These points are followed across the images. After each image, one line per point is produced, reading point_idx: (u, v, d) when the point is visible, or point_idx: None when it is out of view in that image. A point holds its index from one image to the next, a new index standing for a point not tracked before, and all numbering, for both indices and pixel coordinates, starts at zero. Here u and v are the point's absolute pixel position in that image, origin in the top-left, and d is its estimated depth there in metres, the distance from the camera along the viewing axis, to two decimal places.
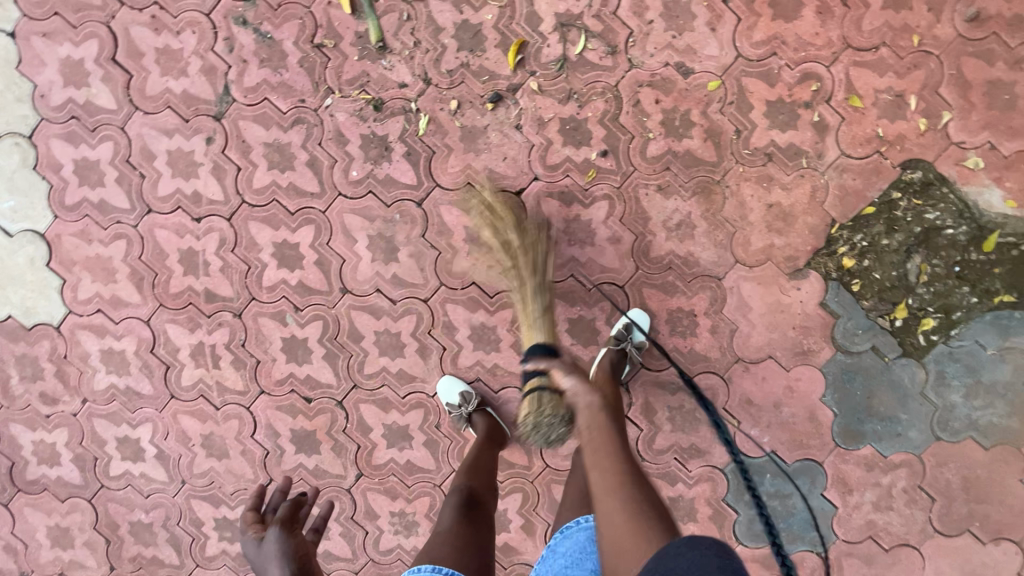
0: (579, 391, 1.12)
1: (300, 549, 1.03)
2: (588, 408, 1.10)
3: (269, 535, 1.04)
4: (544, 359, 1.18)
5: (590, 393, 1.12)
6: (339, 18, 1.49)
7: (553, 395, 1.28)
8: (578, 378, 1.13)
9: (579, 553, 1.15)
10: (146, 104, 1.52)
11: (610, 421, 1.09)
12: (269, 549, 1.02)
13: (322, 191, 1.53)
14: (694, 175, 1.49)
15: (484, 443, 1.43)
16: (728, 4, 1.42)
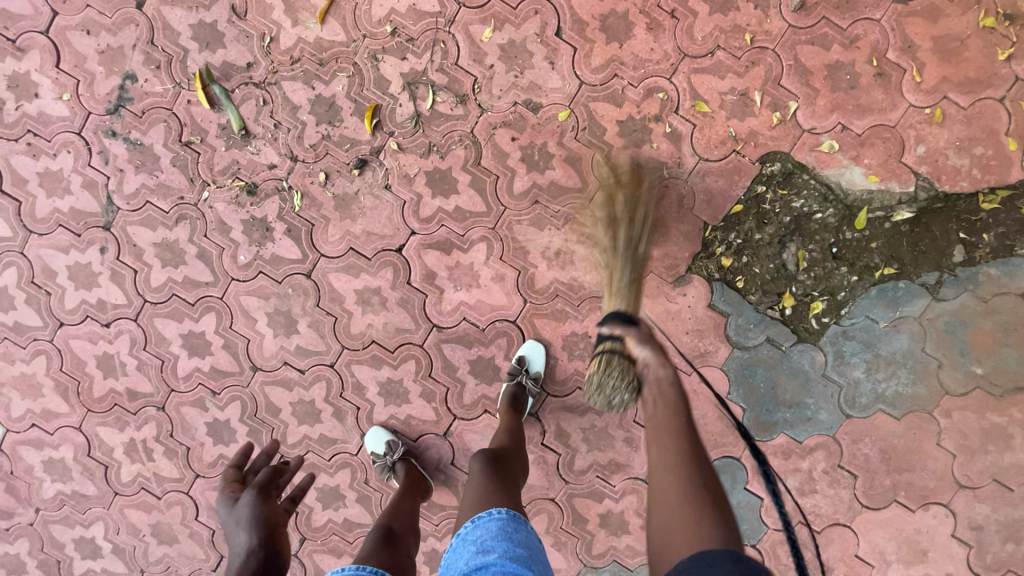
0: (650, 363, 1.12)
1: (271, 516, 1.19)
2: (660, 379, 1.10)
3: (244, 498, 1.20)
4: (619, 328, 1.19)
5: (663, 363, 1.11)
6: (200, 114, 1.55)
7: (624, 357, 1.20)
8: (652, 348, 1.14)
9: (489, 541, 1.06)
10: (39, 226, 1.60)
11: (682, 396, 1.07)
12: (243, 510, 1.17)
13: (216, 279, 1.60)
14: (563, 204, 1.53)
15: (405, 490, 1.45)
16: (562, 36, 1.45)
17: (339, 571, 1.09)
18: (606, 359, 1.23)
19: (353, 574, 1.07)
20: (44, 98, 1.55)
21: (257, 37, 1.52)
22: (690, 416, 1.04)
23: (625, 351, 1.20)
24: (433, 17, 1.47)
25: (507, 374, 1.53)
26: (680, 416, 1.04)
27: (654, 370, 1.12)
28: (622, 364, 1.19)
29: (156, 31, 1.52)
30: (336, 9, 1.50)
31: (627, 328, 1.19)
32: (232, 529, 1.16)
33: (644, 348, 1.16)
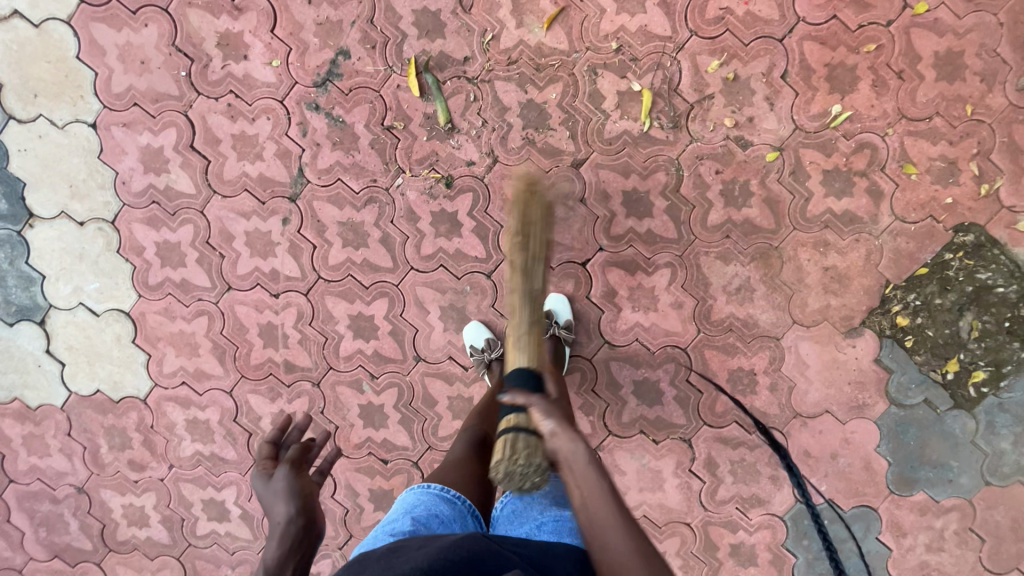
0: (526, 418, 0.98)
1: (310, 487, 1.01)
2: (570, 458, 0.91)
3: (280, 472, 1.01)
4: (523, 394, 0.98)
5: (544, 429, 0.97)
6: (407, 100, 1.54)
7: (529, 435, 0.99)
8: (557, 417, 0.95)
9: (563, 497, 1.10)
10: (224, 188, 1.58)
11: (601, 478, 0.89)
12: (279, 484, 0.99)
13: (395, 266, 1.60)
14: (753, 242, 1.56)
15: (501, 385, 1.46)
16: (786, 79, 1.47)
17: (427, 489, 1.12)
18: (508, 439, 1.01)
19: (440, 497, 1.09)
20: (253, 61, 1.52)
21: (479, 33, 1.52)
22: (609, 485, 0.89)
23: (529, 425, 1.01)
24: (662, 41, 1.47)
25: (538, 326, 1.55)
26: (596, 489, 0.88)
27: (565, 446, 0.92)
28: (528, 441, 0.99)
29: (379, 11, 1.51)
30: (564, 17, 1.50)
31: (529, 395, 1.00)
32: (268, 504, 0.98)
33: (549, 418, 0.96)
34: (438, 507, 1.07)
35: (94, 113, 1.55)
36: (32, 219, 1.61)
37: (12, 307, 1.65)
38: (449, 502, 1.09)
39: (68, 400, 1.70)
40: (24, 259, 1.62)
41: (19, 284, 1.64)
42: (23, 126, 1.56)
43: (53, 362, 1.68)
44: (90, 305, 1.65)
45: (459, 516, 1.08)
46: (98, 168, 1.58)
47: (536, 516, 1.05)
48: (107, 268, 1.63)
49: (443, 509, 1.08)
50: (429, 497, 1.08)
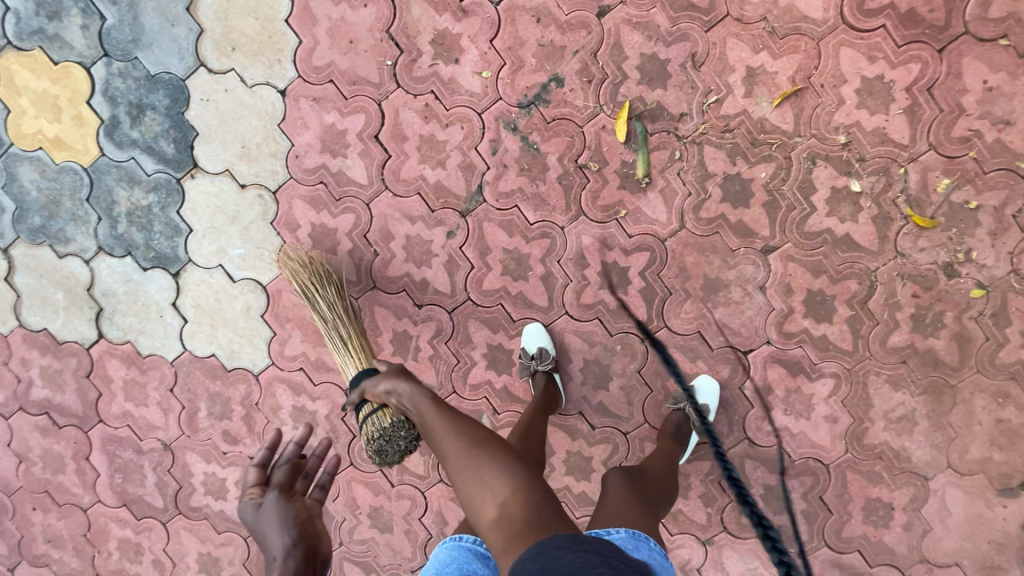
0: (400, 396, 1.16)
1: (303, 510, 1.01)
2: (416, 404, 1.13)
3: (270, 497, 1.02)
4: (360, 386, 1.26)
5: (415, 390, 1.14)
6: (609, 143, 1.47)
7: (377, 407, 1.28)
8: (393, 373, 1.21)
9: None
10: (398, 187, 1.52)
11: (437, 407, 1.10)
12: (267, 514, 0.99)
13: (550, 307, 1.53)
14: (929, 374, 1.47)
15: (536, 410, 1.41)
16: (1017, 218, 1.37)
17: (458, 544, 1.09)
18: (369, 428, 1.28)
19: (471, 554, 1.07)
20: (464, 67, 1.46)
21: (702, 92, 1.43)
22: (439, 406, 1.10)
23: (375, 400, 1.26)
24: (896, 147, 1.39)
25: (669, 399, 1.50)
26: (444, 433, 1.05)
27: (413, 408, 1.12)
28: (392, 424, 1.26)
29: (605, 46, 1.43)
30: (798, 97, 1.41)
31: (380, 379, 1.22)
32: (261, 534, 0.97)
33: (387, 382, 1.20)
34: (470, 566, 1.05)
35: (287, 80, 1.49)
36: (195, 170, 1.55)
37: (151, 253, 1.60)
38: (482, 558, 1.07)
39: (180, 357, 1.65)
40: (175, 208, 1.57)
41: (164, 231, 1.59)
42: (212, 76, 1.50)
43: (176, 317, 1.63)
44: (229, 269, 1.59)
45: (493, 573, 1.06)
46: (275, 136, 1.52)
47: None
48: (256, 237, 1.57)
49: (476, 568, 1.06)
50: (460, 555, 1.06)
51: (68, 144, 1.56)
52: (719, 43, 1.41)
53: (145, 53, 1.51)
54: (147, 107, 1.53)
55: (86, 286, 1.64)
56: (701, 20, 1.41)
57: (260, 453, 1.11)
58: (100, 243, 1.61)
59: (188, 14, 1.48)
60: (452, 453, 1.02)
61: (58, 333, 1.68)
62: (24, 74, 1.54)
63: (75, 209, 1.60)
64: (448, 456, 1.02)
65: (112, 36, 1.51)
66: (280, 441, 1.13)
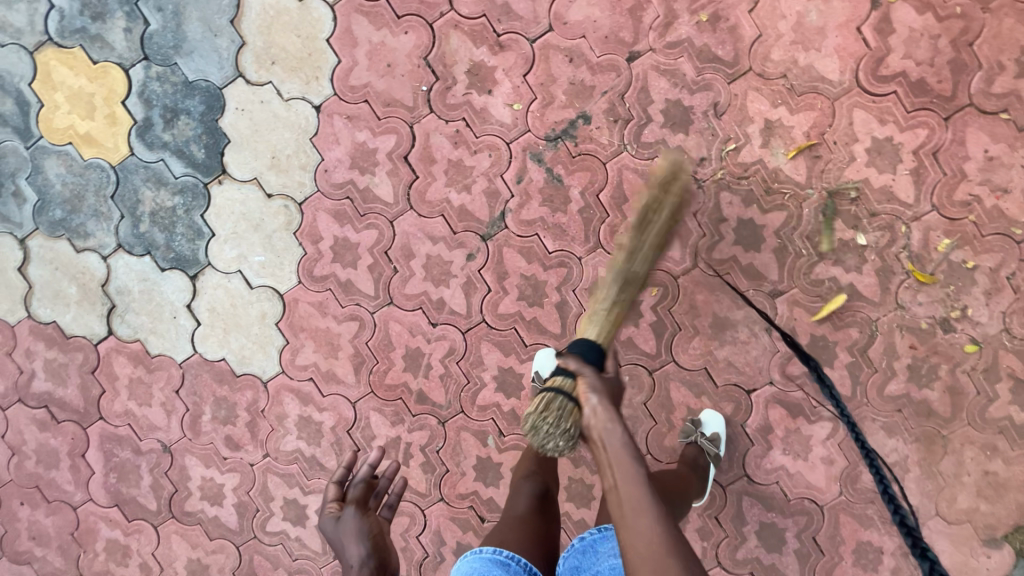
0: (598, 417, 1.03)
1: (375, 527, 1.09)
2: (608, 439, 1.02)
3: (347, 513, 1.09)
4: (573, 362, 1.10)
5: (613, 421, 1.02)
6: (630, 181, 1.53)
7: (568, 401, 1.06)
8: (603, 398, 1.05)
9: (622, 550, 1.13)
10: (422, 207, 1.56)
11: (634, 460, 1.00)
12: (346, 528, 1.07)
13: (562, 334, 1.57)
14: (922, 424, 1.52)
15: None
16: (1011, 280, 1.45)
17: (478, 554, 1.11)
18: (546, 399, 1.08)
19: (491, 562, 1.09)
20: (496, 98, 1.51)
21: (722, 140, 1.50)
22: (642, 464, 1.00)
23: (573, 394, 1.08)
24: (901, 205, 1.46)
25: (680, 433, 1.55)
26: (631, 486, 0.97)
27: (601, 427, 1.02)
28: (566, 407, 1.06)
29: (633, 89, 1.50)
30: (811, 152, 1.48)
31: (581, 367, 1.10)
32: (339, 544, 1.06)
33: (593, 395, 1.05)
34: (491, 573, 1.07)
35: (323, 97, 1.54)
36: (223, 176, 1.58)
37: (171, 254, 1.61)
38: (502, 564, 1.08)
39: (189, 359, 1.65)
40: (200, 212, 1.59)
41: (186, 234, 1.60)
42: (249, 87, 1.54)
43: (189, 319, 1.63)
44: (247, 275, 1.61)
45: None
46: (305, 149, 1.56)
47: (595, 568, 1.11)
48: (278, 246, 1.59)
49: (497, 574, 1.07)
50: (480, 564, 1.08)
51: (98, 141, 1.58)
52: (740, 95, 1.49)
53: (185, 60, 1.54)
54: (181, 112, 1.56)
55: (100, 282, 1.64)
56: (725, 72, 1.48)
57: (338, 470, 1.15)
58: (120, 241, 1.62)
59: (232, 27, 1.52)
60: (629, 495, 0.97)
61: (67, 327, 1.67)
62: (62, 71, 1.57)
63: (99, 205, 1.61)
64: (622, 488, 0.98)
65: (154, 41, 1.54)
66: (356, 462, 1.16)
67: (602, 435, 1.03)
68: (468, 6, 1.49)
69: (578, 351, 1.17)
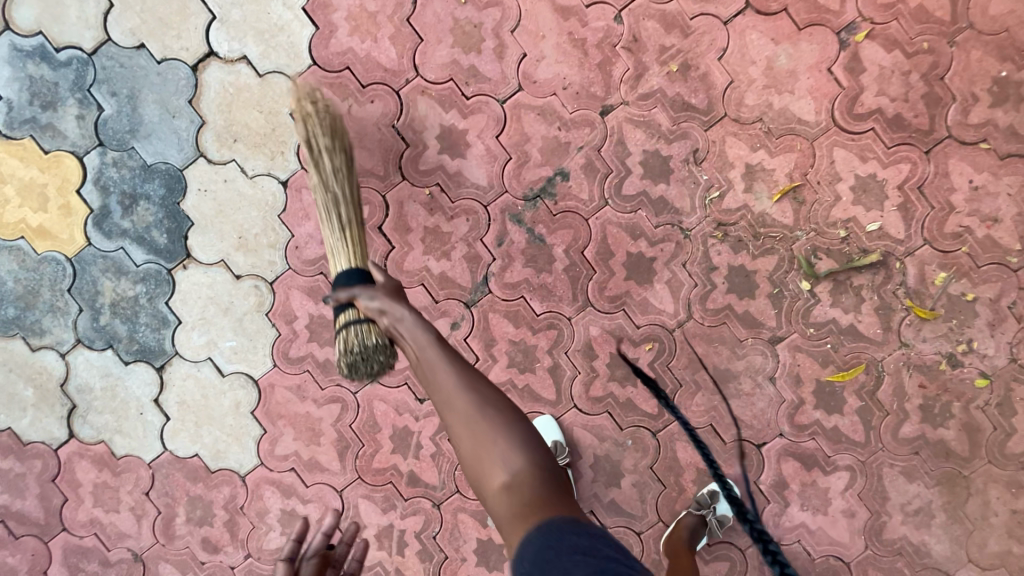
0: (405, 319, 1.05)
1: None
2: (399, 324, 1.05)
3: None
4: (344, 291, 1.09)
5: (396, 303, 1.06)
6: (614, 235, 1.47)
7: (361, 325, 1.10)
8: (379, 296, 1.08)
9: None
10: (400, 278, 1.48)
11: (431, 339, 1.04)
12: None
13: (558, 400, 1.48)
14: (942, 465, 1.45)
15: None
16: (1012, 309, 1.41)
17: None
18: (348, 333, 1.12)
19: None
20: (469, 161, 1.46)
21: (704, 187, 1.47)
22: (445, 348, 1.04)
23: (360, 316, 1.11)
24: (892, 241, 1.42)
25: (692, 504, 1.43)
26: (446, 384, 1.00)
27: (396, 319, 1.05)
28: (361, 328, 1.10)
29: (609, 143, 1.46)
30: (795, 193, 1.45)
31: (358, 289, 1.10)
32: None
33: (371, 300, 1.08)
34: None
35: (289, 172, 1.48)
36: (187, 260, 1.50)
37: (134, 345, 1.51)
38: None
39: (159, 457, 1.53)
40: (164, 299, 1.50)
41: (150, 323, 1.50)
42: (211, 166, 1.48)
43: (157, 414, 1.52)
44: (218, 362, 1.51)
45: None
46: (274, 227, 1.49)
47: None
48: (250, 329, 1.50)
49: None
50: None
51: (53, 233, 1.50)
52: (718, 141, 1.46)
53: (142, 144, 1.48)
54: (140, 197, 1.49)
55: (59, 382, 1.53)
56: (700, 119, 1.46)
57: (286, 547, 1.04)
58: (79, 336, 1.52)
59: (190, 107, 1.47)
60: (461, 402, 0.98)
61: (24, 432, 1.55)
62: (12, 162, 1.49)
63: (55, 300, 1.51)
64: (459, 406, 0.98)
65: (109, 127, 1.48)
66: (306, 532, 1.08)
67: (406, 340, 1.05)
68: (434, 71, 1.44)
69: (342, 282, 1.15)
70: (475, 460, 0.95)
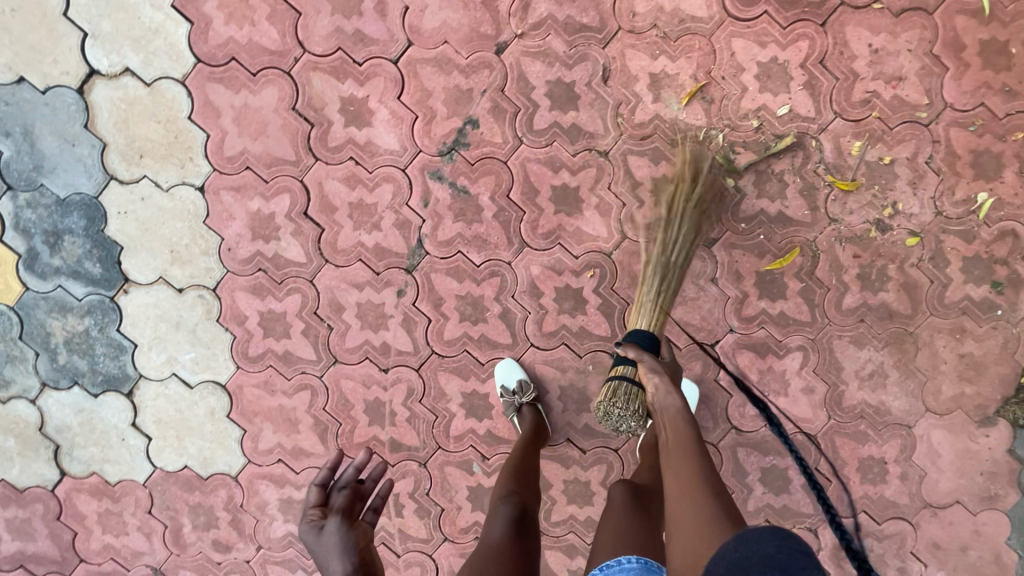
0: (659, 390, 1.21)
1: (360, 539, 1.11)
2: (663, 404, 1.19)
3: (331, 525, 1.10)
4: (634, 351, 1.26)
5: (669, 392, 1.20)
6: (535, 171, 1.48)
7: (633, 386, 1.32)
8: (663, 377, 1.22)
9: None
10: (337, 258, 1.50)
11: (684, 416, 1.17)
12: (331, 540, 1.08)
13: (515, 342, 1.52)
14: (887, 327, 1.51)
15: (529, 441, 1.41)
16: (930, 164, 1.43)
17: None
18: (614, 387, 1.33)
19: None
20: (377, 127, 1.45)
21: (613, 107, 1.46)
22: (694, 421, 1.17)
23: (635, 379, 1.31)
24: (805, 120, 1.43)
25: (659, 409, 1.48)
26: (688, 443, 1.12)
27: (660, 395, 1.20)
28: (632, 391, 1.32)
29: (510, 81, 1.45)
30: (702, 93, 1.45)
31: (642, 353, 1.27)
32: (322, 557, 1.08)
33: (654, 376, 1.23)
34: None
35: (203, 176, 1.47)
36: (127, 284, 1.51)
37: (98, 377, 1.54)
38: None
39: (151, 476, 1.59)
40: (115, 327, 1.52)
41: (107, 352, 1.53)
42: (124, 187, 1.47)
43: (139, 436, 1.57)
44: (183, 375, 1.54)
45: None
46: (203, 234, 1.49)
47: None
48: (205, 338, 1.53)
49: None
50: None
51: None
52: (618, 56, 1.45)
53: (50, 178, 1.46)
54: (64, 232, 1.49)
55: (37, 426, 1.57)
56: (596, 38, 1.44)
57: (322, 474, 1.18)
58: (42, 379, 1.55)
59: (87, 131, 1.45)
60: (684, 468, 1.08)
61: (18, 481, 1.60)
62: None
63: (10, 349, 1.53)
64: (681, 472, 1.07)
65: (13, 168, 1.46)
66: (342, 464, 1.21)
67: (658, 396, 1.21)
68: (319, 43, 1.42)
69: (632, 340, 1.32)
70: (680, 519, 1.01)
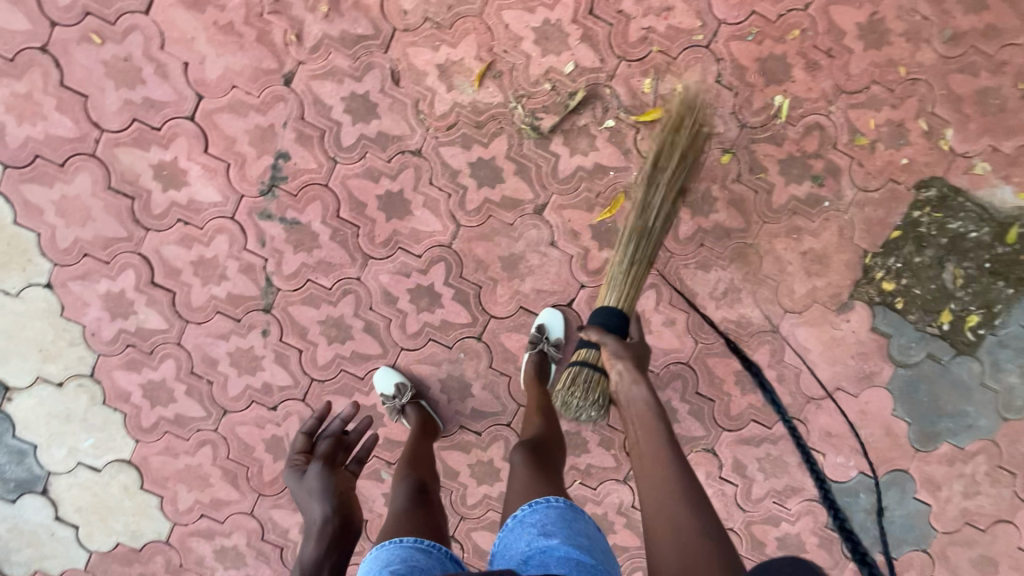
0: (625, 380, 1.21)
1: (341, 485, 1.28)
2: (633, 398, 1.21)
3: (314, 469, 1.29)
4: (598, 335, 1.25)
5: (637, 383, 1.21)
6: (357, 186, 1.53)
7: (593, 372, 1.31)
8: (630, 367, 1.21)
9: (551, 525, 1.08)
10: (196, 315, 1.56)
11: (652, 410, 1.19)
12: (313, 480, 1.27)
13: (385, 351, 1.58)
14: (728, 244, 1.56)
15: (419, 435, 1.48)
16: (722, 82, 1.48)
17: (399, 544, 1.09)
18: (575, 374, 1.34)
19: (412, 548, 1.08)
20: (194, 184, 1.50)
21: (412, 105, 1.50)
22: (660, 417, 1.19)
23: (596, 363, 1.31)
24: (593, 72, 1.48)
25: (529, 344, 1.54)
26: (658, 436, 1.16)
27: (627, 388, 1.21)
28: (592, 377, 1.31)
29: (307, 107, 1.49)
30: (492, 72, 1.49)
31: (604, 337, 1.25)
32: (306, 498, 1.26)
33: (618, 362, 1.22)
34: (412, 557, 1.06)
35: (47, 273, 1.52)
36: (9, 392, 1.57)
37: (11, 483, 1.61)
38: (423, 551, 1.09)
39: (89, 561, 1.66)
40: (10, 434, 1.58)
41: (12, 459, 1.60)
42: None
43: (66, 527, 1.64)
44: (88, 462, 1.61)
45: (434, 564, 1.08)
46: (64, 326, 1.55)
47: (524, 545, 1.07)
48: (97, 422, 1.59)
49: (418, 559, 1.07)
50: (403, 550, 1.07)
51: None
52: (401, 57, 1.48)
53: None
54: None
55: None
56: (375, 45, 1.48)
57: (310, 424, 1.40)
58: None
59: None
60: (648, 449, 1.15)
61: None
62: None
63: None
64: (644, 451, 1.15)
65: None
66: (328, 418, 1.42)
67: (626, 395, 1.22)
68: (115, 120, 1.46)
69: (598, 320, 1.32)
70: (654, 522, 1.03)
